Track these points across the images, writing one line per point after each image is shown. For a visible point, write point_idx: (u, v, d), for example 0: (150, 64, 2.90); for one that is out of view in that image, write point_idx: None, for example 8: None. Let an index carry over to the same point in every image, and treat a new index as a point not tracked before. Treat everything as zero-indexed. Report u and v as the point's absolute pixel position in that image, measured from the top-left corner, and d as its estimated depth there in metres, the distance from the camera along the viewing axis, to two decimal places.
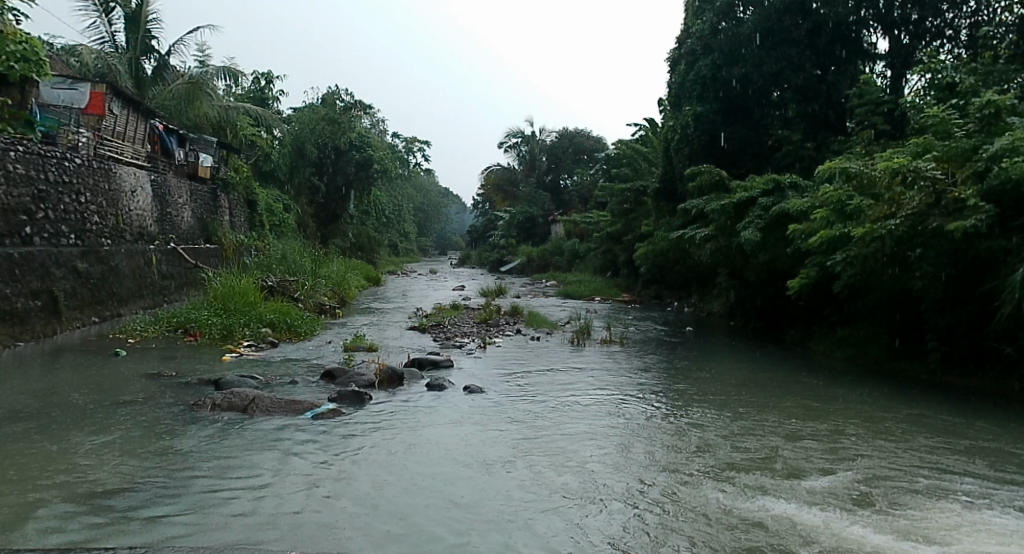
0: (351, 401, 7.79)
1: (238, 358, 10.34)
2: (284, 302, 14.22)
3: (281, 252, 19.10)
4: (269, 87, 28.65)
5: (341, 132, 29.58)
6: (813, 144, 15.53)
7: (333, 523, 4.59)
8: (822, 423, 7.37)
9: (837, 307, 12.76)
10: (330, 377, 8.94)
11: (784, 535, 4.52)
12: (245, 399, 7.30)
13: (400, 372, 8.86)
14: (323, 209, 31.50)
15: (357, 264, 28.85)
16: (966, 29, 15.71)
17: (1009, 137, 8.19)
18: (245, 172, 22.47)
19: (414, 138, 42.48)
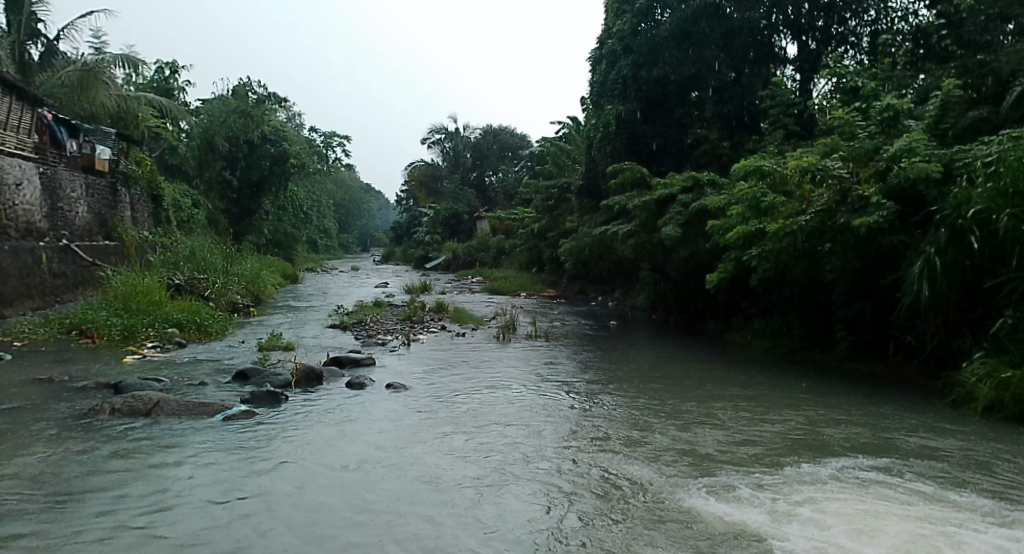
0: (266, 402, 7.61)
1: (140, 360, 9.92)
2: (193, 302, 13.70)
3: (189, 248, 18.36)
4: (174, 77, 27.61)
5: (253, 124, 28.87)
6: (729, 144, 16.06)
7: (253, 529, 4.41)
8: (732, 406, 7.74)
9: (754, 300, 13.28)
10: (243, 378, 8.68)
11: (714, 517, 4.57)
12: (148, 403, 7.02)
13: (319, 371, 8.70)
14: (235, 205, 30.50)
15: (272, 261, 28.07)
16: (868, 37, 16.90)
17: (906, 139, 8.82)
18: (148, 165, 21.48)
19: (333, 133, 41.74)
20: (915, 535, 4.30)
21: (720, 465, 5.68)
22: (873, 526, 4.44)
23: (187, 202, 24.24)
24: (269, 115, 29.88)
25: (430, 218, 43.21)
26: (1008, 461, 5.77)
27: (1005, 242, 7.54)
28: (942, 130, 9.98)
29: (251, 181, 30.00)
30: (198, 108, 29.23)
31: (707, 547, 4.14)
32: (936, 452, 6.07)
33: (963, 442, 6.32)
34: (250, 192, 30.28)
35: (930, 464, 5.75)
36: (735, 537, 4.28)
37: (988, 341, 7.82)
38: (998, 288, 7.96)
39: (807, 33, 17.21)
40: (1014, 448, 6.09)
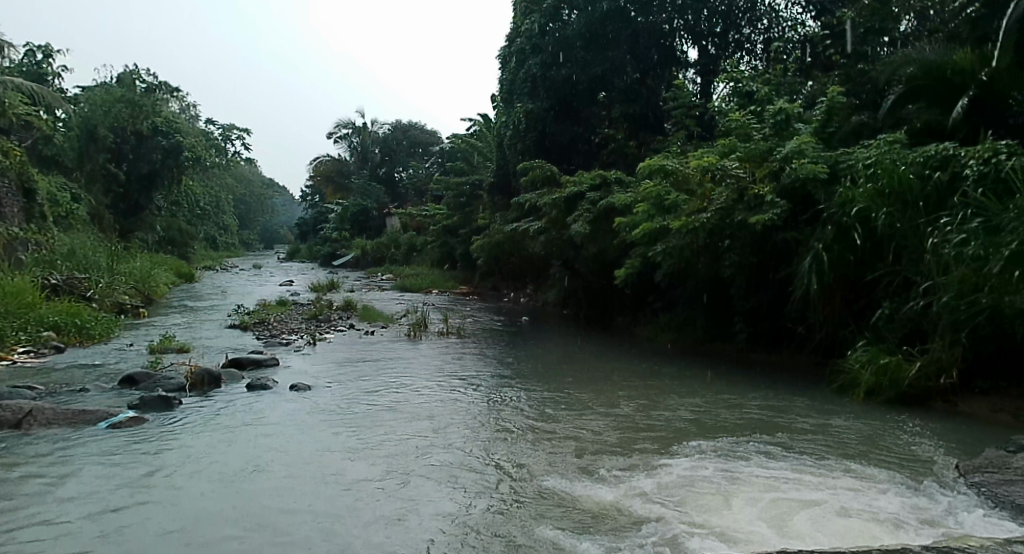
0: (157, 407, 7.30)
1: (14, 367, 9.26)
2: (73, 304, 12.90)
3: (68, 245, 17.22)
4: (47, 62, 25.93)
5: (141, 115, 27.52)
6: (635, 143, 16.49)
7: (156, 531, 4.25)
8: (639, 397, 7.98)
9: (660, 294, 13.72)
10: (131, 383, 8.26)
11: (618, 496, 4.70)
12: (19, 412, 6.54)
13: (215, 374, 8.40)
14: (122, 200, 28.87)
15: (164, 259, 26.75)
16: (761, 43, 17.88)
17: (796, 141, 9.38)
18: (18, 156, 19.94)
19: (231, 126, 40.19)
20: (803, 501, 4.54)
21: (626, 450, 5.85)
22: (765, 495, 4.67)
23: (65, 196, 22.72)
24: (159, 106, 28.52)
25: (338, 215, 42.36)
26: (889, 437, 6.21)
27: (885, 238, 8.11)
28: (829, 132, 10.62)
29: (140, 175, 28.48)
30: (78, 96, 27.49)
31: (608, 524, 4.23)
32: (825, 430, 6.48)
33: (848, 421, 6.78)
34: (139, 186, 28.79)
35: (820, 441, 6.12)
36: (636, 512, 4.40)
37: (870, 330, 8.38)
38: (878, 280, 8.54)
39: (706, 38, 17.92)
40: (892, 425, 6.58)
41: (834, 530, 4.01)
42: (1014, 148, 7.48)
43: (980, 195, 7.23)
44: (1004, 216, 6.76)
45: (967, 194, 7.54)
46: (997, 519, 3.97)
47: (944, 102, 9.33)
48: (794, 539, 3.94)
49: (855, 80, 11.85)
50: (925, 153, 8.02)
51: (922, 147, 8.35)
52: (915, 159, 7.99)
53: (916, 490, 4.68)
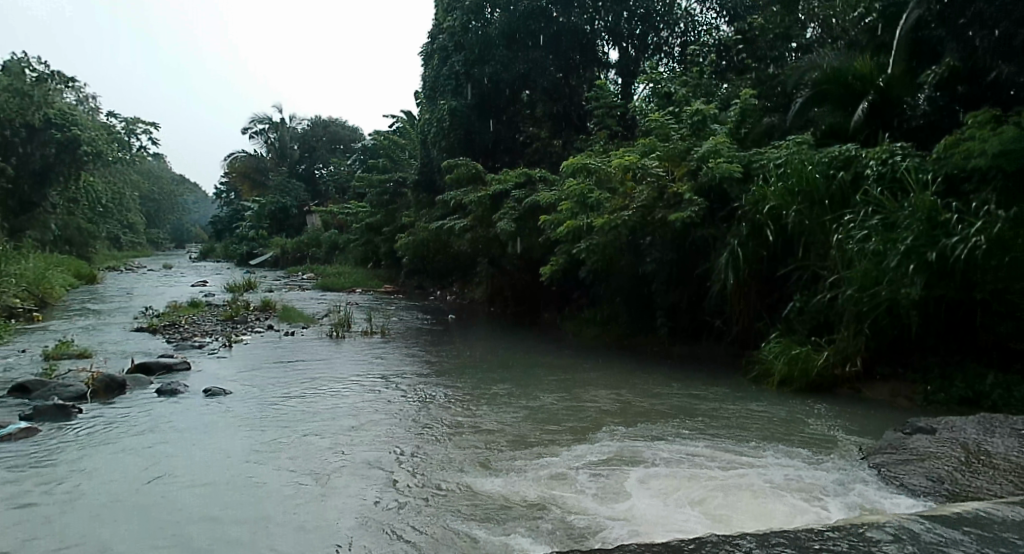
0: (55, 416, 6.94)
1: None
2: None
3: None
4: None
5: (33, 107, 25.83)
6: (558, 141, 16.65)
7: (69, 541, 4.06)
8: (566, 391, 8.11)
9: (585, 290, 13.95)
10: (25, 391, 7.81)
11: (541, 487, 4.73)
12: None
13: (119, 379, 8.06)
14: (14, 197, 27.08)
15: (63, 260, 25.27)
16: (678, 47, 18.44)
17: (712, 141, 9.72)
18: None
19: (136, 120, 38.32)
20: (719, 483, 4.68)
21: (554, 443, 5.92)
22: (684, 479, 4.79)
23: None
24: (54, 97, 26.89)
25: (255, 213, 41.10)
26: (799, 421, 6.53)
27: (795, 234, 8.49)
28: (743, 133, 11.01)
29: (34, 170, 26.80)
30: None
31: (530, 514, 4.24)
32: (742, 416, 6.78)
33: (762, 408, 7.08)
34: (32, 182, 27.08)
35: (737, 427, 6.37)
36: (558, 502, 4.43)
37: (782, 322, 8.75)
38: (790, 274, 8.93)
39: (625, 40, 18.30)
40: (804, 411, 6.92)
41: (748, 509, 4.15)
42: (909, 149, 8.00)
43: (880, 194, 7.66)
44: (901, 213, 7.21)
45: (868, 192, 7.97)
46: (896, 493, 4.20)
47: (847, 105, 9.83)
48: (711, 518, 4.06)
49: (766, 83, 12.34)
50: (830, 154, 8.43)
51: (827, 148, 8.77)
52: (821, 159, 8.38)
53: (822, 468, 4.90)
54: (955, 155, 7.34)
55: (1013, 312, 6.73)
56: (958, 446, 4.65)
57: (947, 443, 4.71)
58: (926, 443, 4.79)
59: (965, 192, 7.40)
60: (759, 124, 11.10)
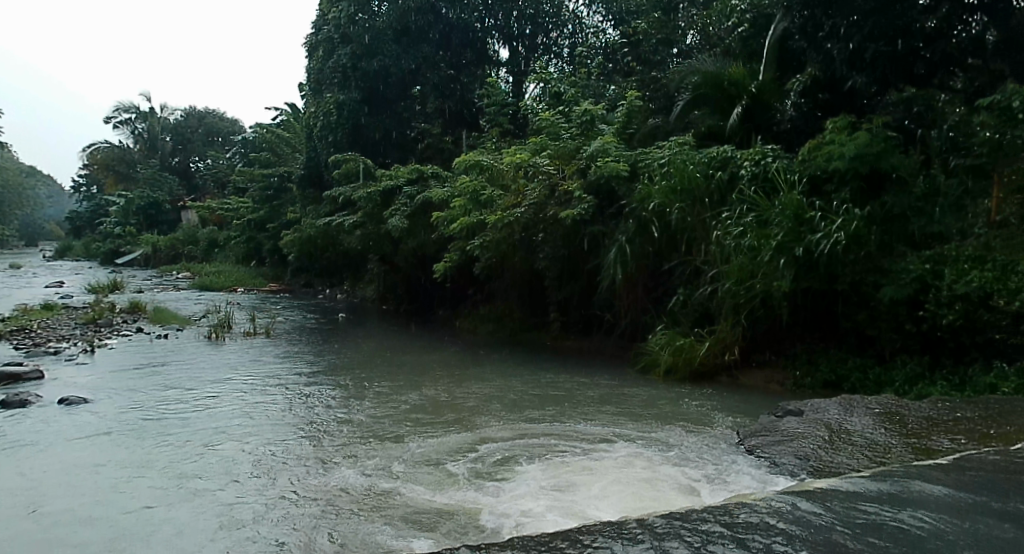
0: None
1: None
2: None
3: None
4: None
5: None
6: (450, 138, 16.62)
7: None
8: (461, 386, 8.11)
9: (479, 287, 13.98)
10: None
11: (432, 482, 4.67)
12: None
13: None
14: None
15: None
16: (566, 47, 18.83)
17: (600, 141, 10.04)
18: None
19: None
20: (606, 469, 4.79)
21: (447, 436, 5.92)
22: (573, 468, 4.87)
23: None
24: None
25: (119, 208, 38.27)
26: (683, 407, 6.83)
27: (678, 231, 8.90)
28: (629, 133, 11.36)
29: None
30: None
31: (418, 510, 4.16)
32: (629, 404, 7.02)
33: (648, 396, 7.37)
34: None
35: (628, 415, 6.57)
36: (449, 496, 4.38)
37: (667, 315, 9.11)
38: (673, 269, 9.34)
39: (515, 39, 18.71)
40: (689, 398, 7.22)
41: (636, 494, 4.24)
42: (778, 151, 8.57)
43: (754, 193, 8.18)
44: (772, 211, 7.72)
45: (742, 192, 8.47)
46: (769, 471, 4.48)
47: (723, 109, 10.37)
48: (600, 499, 4.21)
49: (650, 87, 12.86)
50: (709, 156, 8.92)
51: (707, 150, 9.29)
52: (700, 160, 8.86)
53: (701, 452, 5.13)
54: (819, 157, 7.94)
55: (867, 301, 7.33)
56: (822, 426, 5.03)
57: (812, 424, 5.09)
58: (795, 424, 5.15)
59: (827, 191, 7.99)
60: (644, 125, 11.50)
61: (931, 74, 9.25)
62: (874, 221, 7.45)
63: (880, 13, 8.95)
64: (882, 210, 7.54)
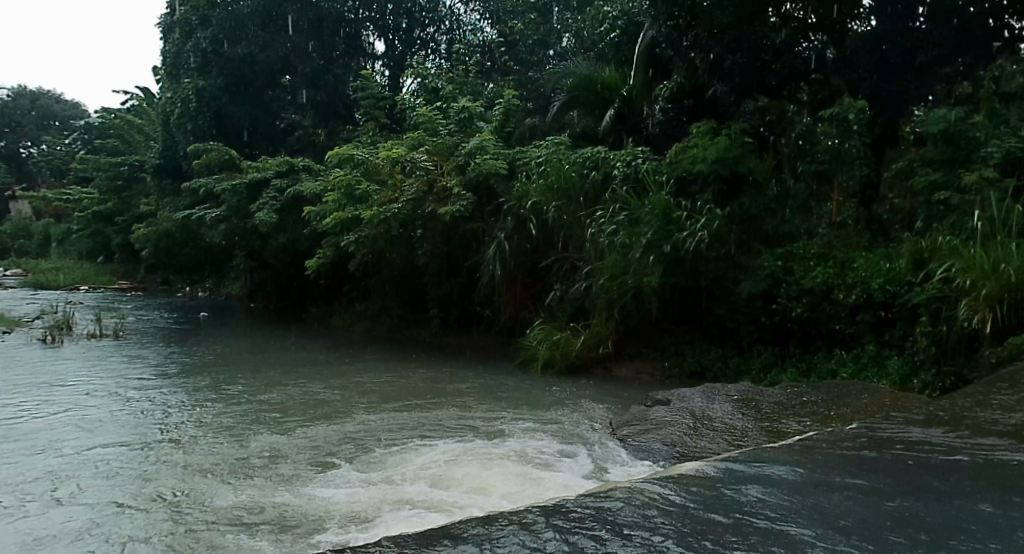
0: None
1: None
2: None
3: None
4: None
5: None
6: (324, 130, 16.10)
7: None
8: (337, 384, 7.88)
9: (355, 284, 13.71)
10: None
11: (302, 483, 4.48)
12: None
13: None
14: None
15: None
16: (444, 44, 18.69)
17: (478, 138, 10.10)
18: None
19: None
20: (486, 463, 4.79)
21: (322, 435, 5.75)
22: (454, 461, 4.85)
23: None
24: None
25: None
26: (560, 399, 6.98)
27: (555, 228, 9.13)
28: (508, 132, 11.53)
29: None
30: None
31: (286, 509, 3.95)
32: (502, 397, 7.08)
33: (527, 389, 7.44)
34: None
35: (510, 408, 6.64)
36: (321, 494, 4.20)
37: (545, 310, 9.30)
38: (550, 266, 9.54)
39: (392, 33, 18.55)
40: (566, 389, 7.41)
41: (513, 487, 4.26)
42: (647, 153, 8.97)
43: (625, 193, 8.52)
44: (642, 210, 8.07)
45: (615, 191, 8.80)
46: (641, 458, 4.69)
47: None
48: (484, 489, 4.23)
49: (528, 87, 13.14)
50: (584, 155, 9.16)
51: (582, 150, 9.57)
52: (575, 159, 9.13)
53: (578, 443, 5.27)
54: (684, 160, 8.37)
55: (728, 295, 7.82)
56: (690, 414, 5.30)
57: (678, 413, 5.37)
58: (663, 413, 5.42)
59: (692, 193, 8.44)
60: (522, 125, 11.71)
61: (782, 86, 9.72)
62: (734, 221, 7.92)
63: (736, 29, 9.35)
64: (741, 211, 8.03)
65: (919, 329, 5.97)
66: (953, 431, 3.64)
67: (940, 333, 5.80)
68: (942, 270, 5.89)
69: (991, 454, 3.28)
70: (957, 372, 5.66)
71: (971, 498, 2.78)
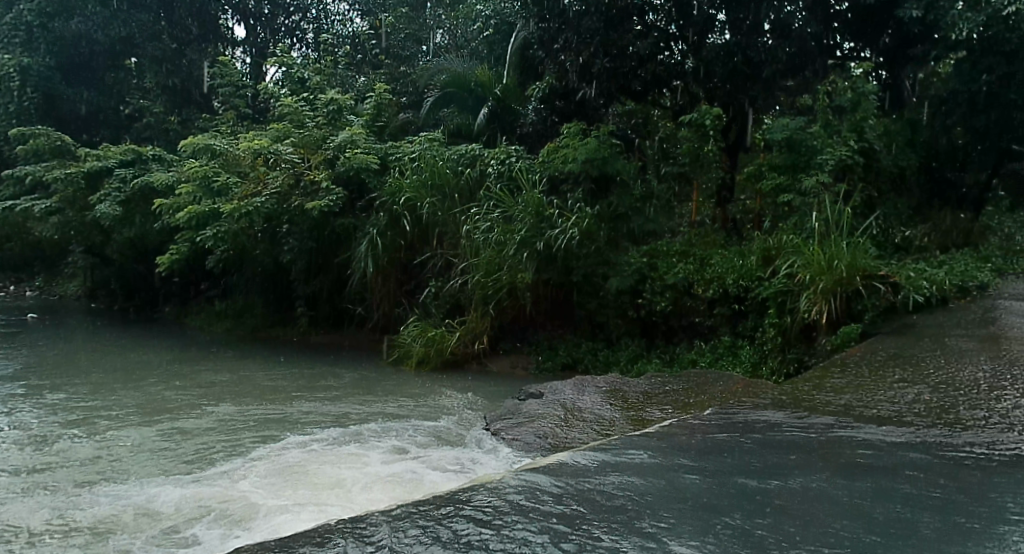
0: None
1: None
2: None
3: None
4: None
5: None
6: (176, 117, 15.05)
7: None
8: (194, 386, 7.43)
9: (213, 281, 13.01)
10: None
11: (166, 492, 4.19)
12: None
13: None
14: None
15: None
16: (311, 33, 18.05)
17: (348, 132, 9.89)
18: None
19: None
20: (366, 462, 4.69)
21: (180, 442, 5.39)
22: (332, 461, 4.72)
23: None
24: None
25: None
26: (434, 394, 6.95)
27: (429, 225, 9.08)
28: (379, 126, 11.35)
29: None
30: None
31: (156, 520, 3.69)
32: (373, 394, 6.96)
33: (401, 386, 7.34)
34: None
35: (384, 404, 6.54)
36: (192, 502, 3.96)
37: (419, 307, 9.19)
38: (425, 262, 9.43)
39: (253, 18, 17.69)
40: (440, 385, 7.39)
41: (396, 484, 4.21)
42: (520, 153, 9.21)
43: (499, 190, 8.61)
44: (516, 208, 8.25)
45: (489, 188, 8.93)
46: (519, 451, 4.76)
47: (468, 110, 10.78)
48: (365, 487, 4.17)
49: (400, 81, 13.16)
50: (458, 152, 9.28)
51: (455, 147, 9.67)
52: (450, 156, 9.21)
53: (457, 439, 5.29)
54: (556, 160, 8.58)
55: (597, 291, 8.11)
56: (561, 406, 5.46)
57: (550, 405, 5.52)
58: (535, 406, 5.54)
59: (564, 191, 8.67)
60: (395, 119, 11.61)
61: (645, 91, 10.17)
62: (602, 220, 8.27)
63: (602, 35, 9.75)
64: (609, 210, 8.40)
65: (768, 321, 6.45)
66: (794, 413, 3.96)
67: (785, 324, 6.32)
68: (787, 266, 6.43)
69: (830, 433, 3.60)
70: (800, 359, 6.20)
71: (819, 472, 3.03)
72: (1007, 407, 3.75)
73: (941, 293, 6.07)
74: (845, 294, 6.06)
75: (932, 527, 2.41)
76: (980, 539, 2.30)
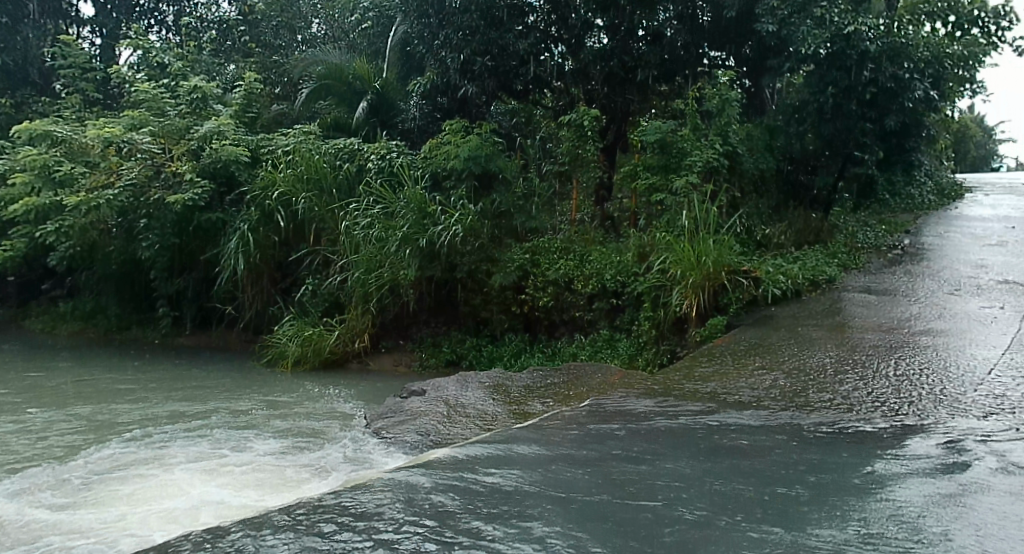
0: None
1: None
2: None
3: None
4: None
5: None
6: (10, 100, 13.58)
7: None
8: (40, 393, 6.77)
9: (57, 280, 11.90)
10: None
11: (22, 512, 3.81)
12: None
13: None
14: None
15: None
16: (171, 15, 16.71)
17: (214, 122, 9.32)
18: None
19: None
20: (248, 469, 4.48)
21: (30, 455, 4.92)
22: (212, 469, 4.46)
23: None
24: None
25: None
26: (315, 393, 6.74)
27: (305, 221, 8.77)
28: (250, 117, 10.81)
29: None
30: None
31: (13, 542, 3.39)
32: (245, 395, 6.66)
33: (278, 387, 7.04)
34: None
35: (263, 405, 6.28)
36: (55, 521, 3.66)
37: (294, 305, 8.85)
38: (300, 259, 9.08)
39: None
40: (319, 385, 7.16)
41: (287, 489, 4.07)
42: (401, 148, 9.12)
43: (380, 186, 8.47)
44: (397, 204, 8.13)
45: (368, 184, 8.75)
46: (409, 449, 4.72)
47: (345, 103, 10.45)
48: (251, 494, 3.97)
49: (273, 71, 12.81)
50: (335, 146, 9.09)
51: (333, 141, 9.42)
52: (328, 151, 8.99)
53: (345, 440, 5.16)
54: (438, 157, 8.55)
55: (480, 287, 8.16)
56: (443, 402, 5.44)
57: (434, 401, 5.49)
58: (418, 404, 5.48)
59: (446, 187, 8.65)
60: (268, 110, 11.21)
61: (525, 92, 10.28)
62: (485, 217, 8.31)
63: (482, 33, 9.77)
64: (492, 207, 8.44)
65: (644, 314, 6.76)
66: (664, 402, 4.17)
67: (659, 317, 6.64)
68: (660, 262, 6.76)
69: (709, 418, 3.82)
70: (672, 350, 6.52)
71: (709, 456, 3.20)
72: (852, 389, 4.14)
73: (795, 286, 6.60)
74: (713, 288, 6.44)
75: (803, 501, 2.63)
76: (846, 510, 2.54)
